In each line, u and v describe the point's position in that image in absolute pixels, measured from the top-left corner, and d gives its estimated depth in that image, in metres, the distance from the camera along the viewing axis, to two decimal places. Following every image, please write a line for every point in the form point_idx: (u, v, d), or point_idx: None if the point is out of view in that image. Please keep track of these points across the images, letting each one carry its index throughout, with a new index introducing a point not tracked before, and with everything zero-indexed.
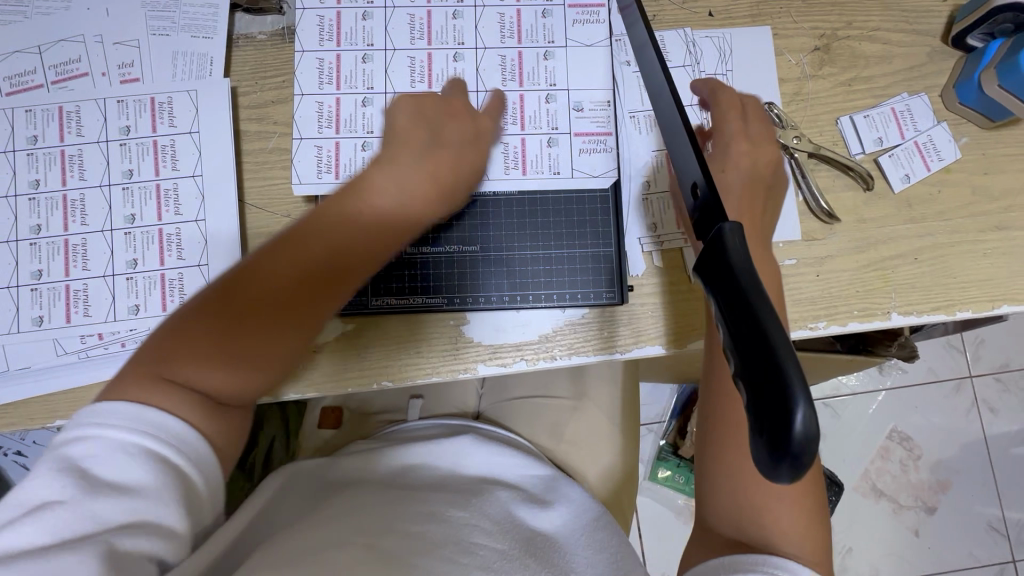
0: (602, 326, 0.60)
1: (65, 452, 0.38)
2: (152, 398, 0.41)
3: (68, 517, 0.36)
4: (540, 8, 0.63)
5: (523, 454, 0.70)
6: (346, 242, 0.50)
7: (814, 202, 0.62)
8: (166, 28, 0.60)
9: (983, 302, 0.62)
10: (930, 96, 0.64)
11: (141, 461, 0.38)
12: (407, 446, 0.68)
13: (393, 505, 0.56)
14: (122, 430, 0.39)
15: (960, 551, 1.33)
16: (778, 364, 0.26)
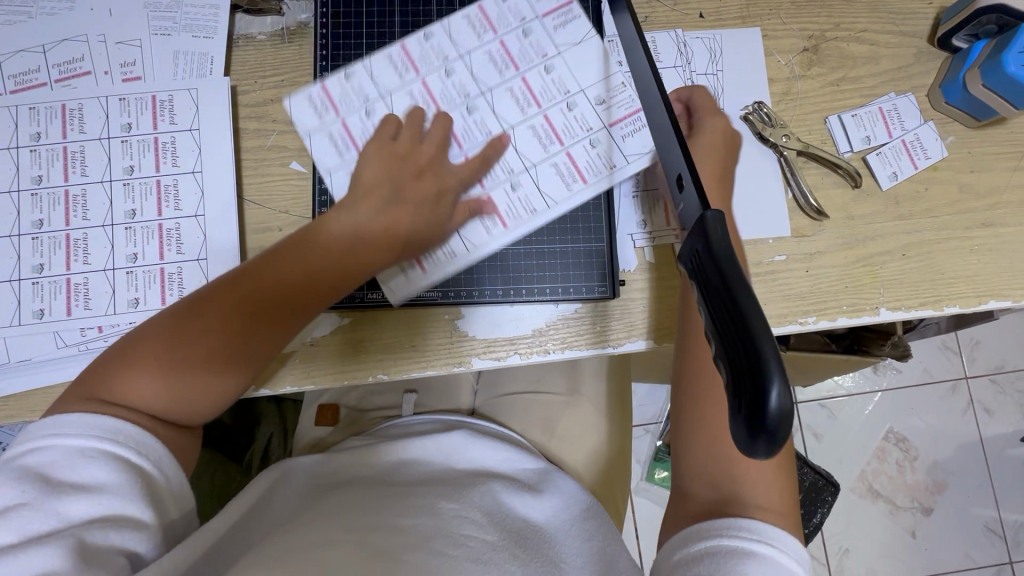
0: (593, 320, 0.61)
1: (23, 460, 0.42)
2: (104, 409, 0.46)
3: (34, 516, 0.40)
4: (519, 31, 0.63)
5: (516, 448, 0.70)
6: (301, 283, 0.52)
7: (803, 199, 0.63)
8: (168, 28, 0.61)
9: (970, 298, 0.63)
10: (917, 96, 0.66)
11: (98, 464, 0.43)
12: (400, 440, 0.68)
13: (384, 499, 0.56)
14: (77, 438, 0.44)
15: (957, 552, 1.33)
16: (755, 351, 0.27)
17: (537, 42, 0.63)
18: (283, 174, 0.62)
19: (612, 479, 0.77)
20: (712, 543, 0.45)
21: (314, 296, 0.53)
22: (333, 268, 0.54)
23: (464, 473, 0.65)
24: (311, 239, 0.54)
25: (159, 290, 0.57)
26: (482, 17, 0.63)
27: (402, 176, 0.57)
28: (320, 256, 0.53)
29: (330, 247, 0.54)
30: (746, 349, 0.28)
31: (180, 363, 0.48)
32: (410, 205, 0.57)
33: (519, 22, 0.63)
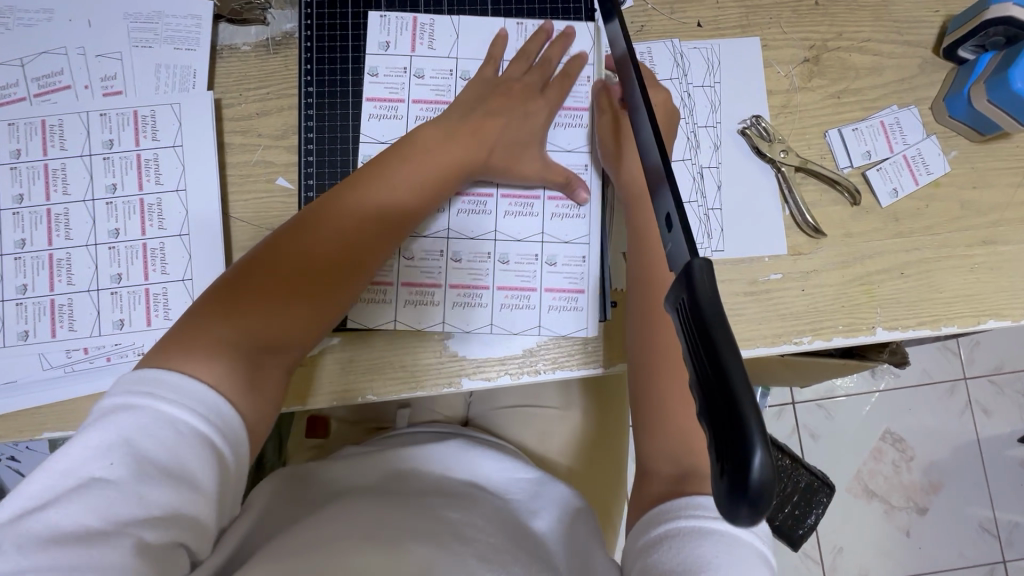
0: (585, 341, 0.60)
1: (115, 421, 0.41)
2: (208, 369, 0.45)
3: (119, 497, 0.39)
4: (412, 71, 0.63)
5: (512, 458, 0.70)
6: (386, 211, 0.54)
7: (800, 216, 0.61)
8: (150, 40, 0.60)
9: (969, 317, 0.61)
10: (920, 108, 0.64)
11: (187, 443, 0.41)
12: (397, 452, 0.69)
13: (381, 505, 0.57)
14: (170, 407, 0.42)
15: (951, 550, 1.34)
16: (736, 406, 0.27)
17: (439, 67, 0.63)
18: (269, 191, 0.60)
19: (606, 488, 0.78)
20: (670, 529, 0.45)
21: (398, 222, 0.55)
22: (415, 200, 0.56)
23: (461, 481, 0.65)
24: (392, 171, 0.55)
25: (145, 311, 0.57)
26: (382, 102, 0.62)
27: (477, 118, 0.59)
28: (403, 188, 0.55)
29: (410, 178, 0.55)
30: (728, 410, 0.27)
31: (274, 298, 0.50)
32: (497, 148, 0.59)
33: (406, 75, 0.63)
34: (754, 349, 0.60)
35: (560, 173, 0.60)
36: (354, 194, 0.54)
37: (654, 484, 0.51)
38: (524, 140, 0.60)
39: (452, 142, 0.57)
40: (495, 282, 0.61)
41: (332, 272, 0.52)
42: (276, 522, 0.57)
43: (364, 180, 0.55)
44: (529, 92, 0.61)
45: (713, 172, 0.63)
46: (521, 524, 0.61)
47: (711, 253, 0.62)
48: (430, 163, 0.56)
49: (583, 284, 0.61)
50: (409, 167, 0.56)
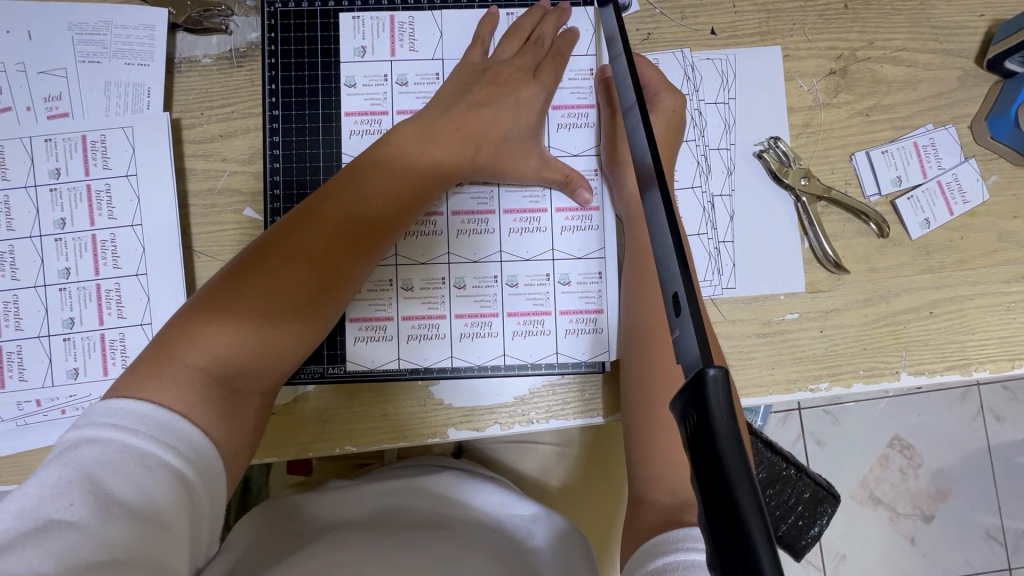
0: (585, 387, 0.53)
1: (76, 457, 0.36)
2: (177, 397, 0.40)
3: (79, 539, 0.33)
4: (394, 78, 0.55)
5: (507, 490, 0.64)
6: (377, 206, 0.48)
7: (820, 249, 0.55)
8: (97, 54, 0.54)
9: (1001, 361, 0.56)
10: (959, 127, 0.57)
11: (157, 479, 0.36)
12: (384, 488, 0.64)
13: (368, 543, 0.53)
14: (139, 439, 0.37)
15: (955, 557, 1.14)
16: (752, 558, 0.23)
17: (423, 70, 0.56)
18: (236, 223, 0.54)
19: (608, 533, 0.70)
20: (667, 562, 0.36)
21: (381, 228, 0.48)
22: (404, 198, 0.49)
23: (456, 514, 0.61)
24: (370, 172, 0.49)
25: (101, 359, 0.52)
26: (364, 116, 0.55)
27: (471, 103, 0.52)
28: (385, 192, 0.48)
29: (392, 180, 0.49)
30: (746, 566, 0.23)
31: (244, 319, 0.44)
32: (496, 133, 0.51)
33: (388, 83, 0.55)
34: (767, 396, 0.55)
35: (559, 171, 0.53)
36: (341, 187, 0.48)
37: (650, 511, 0.42)
38: (520, 134, 0.52)
39: (446, 129, 0.51)
40: (505, 308, 0.54)
41: (318, 274, 0.46)
42: (254, 561, 0.51)
43: (354, 171, 0.49)
44: (522, 77, 0.53)
45: (725, 201, 0.57)
46: (521, 558, 0.56)
47: (721, 290, 0.56)
48: (423, 153, 0.50)
49: (597, 309, 0.54)
50: (402, 158, 0.49)
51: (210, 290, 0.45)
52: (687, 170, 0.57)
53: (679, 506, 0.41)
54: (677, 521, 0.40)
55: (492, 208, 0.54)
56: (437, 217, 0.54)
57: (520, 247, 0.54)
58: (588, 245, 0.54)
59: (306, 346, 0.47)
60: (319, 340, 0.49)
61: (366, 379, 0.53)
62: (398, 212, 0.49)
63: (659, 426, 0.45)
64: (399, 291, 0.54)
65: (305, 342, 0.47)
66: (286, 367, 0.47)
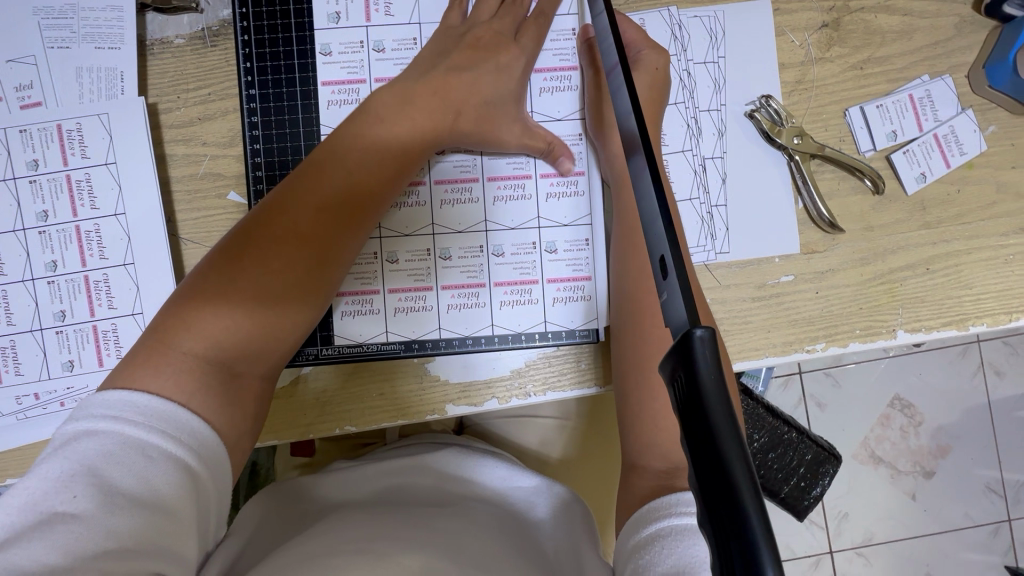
0: (578, 358, 0.53)
1: (76, 448, 0.36)
2: (172, 385, 0.40)
3: (83, 531, 0.34)
4: (370, 44, 0.54)
5: (508, 463, 0.65)
6: (359, 181, 0.47)
7: (814, 209, 0.55)
8: (66, 38, 0.52)
9: (999, 314, 0.56)
10: (956, 77, 0.56)
11: (159, 468, 0.36)
12: (387, 466, 0.65)
13: (373, 520, 0.54)
14: (139, 429, 0.37)
15: (955, 511, 1.16)
16: (744, 524, 0.22)
17: (400, 35, 0.54)
18: (221, 208, 0.54)
19: (610, 500, 0.72)
20: (661, 527, 0.37)
21: (365, 203, 0.47)
22: (384, 171, 0.48)
23: (459, 490, 0.62)
24: (348, 145, 0.47)
25: (95, 351, 0.52)
26: (342, 86, 0.54)
27: (448, 67, 0.50)
28: (367, 166, 0.47)
29: (372, 153, 0.47)
30: (738, 533, 0.22)
31: (233, 303, 0.43)
32: (475, 95, 0.50)
33: (364, 50, 0.54)
34: (763, 360, 0.55)
35: (542, 138, 0.51)
36: (319, 163, 0.47)
37: (643, 476, 0.43)
38: (502, 100, 0.51)
39: (421, 94, 0.49)
40: (492, 278, 0.53)
41: (303, 253, 0.45)
42: (265, 542, 0.52)
43: (331, 145, 0.47)
44: (502, 41, 0.51)
45: (717, 164, 0.56)
46: (524, 529, 0.58)
47: (714, 255, 0.55)
48: (400, 121, 0.48)
49: (588, 276, 0.54)
50: (377, 128, 0.48)
51: (200, 276, 0.44)
52: (676, 133, 0.55)
53: (670, 471, 0.42)
54: (671, 484, 0.40)
55: (475, 176, 0.53)
56: (420, 186, 0.53)
57: (507, 216, 0.53)
58: (575, 212, 0.53)
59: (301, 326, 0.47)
60: (315, 322, 0.48)
61: (357, 357, 0.53)
62: (382, 187, 0.48)
63: (648, 391, 0.45)
64: (384, 265, 0.53)
65: (301, 324, 0.47)
66: (283, 350, 0.46)
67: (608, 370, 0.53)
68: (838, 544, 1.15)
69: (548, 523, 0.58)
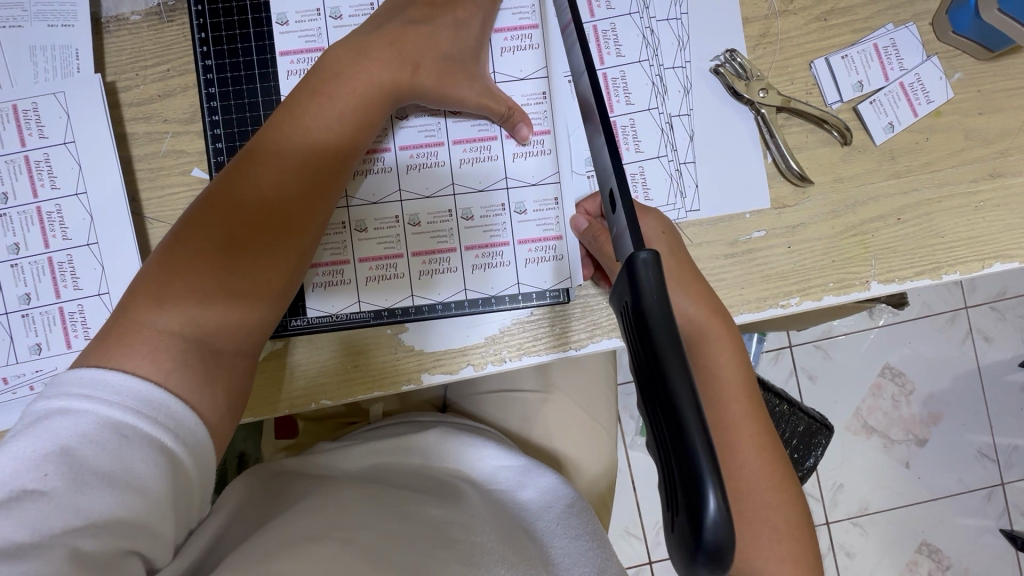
0: (552, 322, 0.53)
1: (49, 427, 0.35)
2: (145, 359, 0.39)
3: (55, 509, 0.34)
4: (325, 10, 0.53)
5: (495, 443, 0.63)
6: (322, 142, 0.46)
7: (783, 163, 0.54)
8: (18, 17, 0.51)
9: (973, 262, 0.56)
10: (920, 25, 0.56)
11: (134, 449, 0.36)
12: (371, 443, 0.62)
13: (359, 500, 0.52)
14: (114, 409, 0.36)
15: (949, 477, 1.16)
16: (686, 446, 0.22)
17: (356, 1, 0.53)
18: (185, 184, 0.53)
19: (600, 470, 0.73)
20: None
21: (329, 165, 0.46)
22: (346, 130, 0.46)
23: (445, 474, 0.61)
24: (306, 105, 0.46)
25: (62, 333, 0.51)
26: (299, 54, 0.53)
27: (403, 23, 0.49)
28: (333, 125, 0.46)
29: (335, 112, 0.46)
30: (682, 457, 0.22)
31: (199, 273, 0.42)
32: (433, 49, 0.48)
33: (321, 18, 0.53)
34: (739, 317, 0.55)
35: (502, 102, 0.51)
36: (279, 127, 0.45)
37: None
38: (462, 55, 0.50)
39: (377, 47, 0.47)
40: (462, 242, 0.53)
41: (269, 218, 0.44)
42: (250, 515, 0.51)
43: (290, 107, 0.46)
44: None
45: (684, 121, 0.55)
46: (513, 513, 0.58)
47: (685, 213, 0.55)
48: (358, 76, 0.46)
49: (559, 235, 0.53)
50: (335, 85, 0.46)
51: (167, 252, 0.43)
52: (642, 92, 0.55)
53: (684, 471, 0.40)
54: None
55: (440, 139, 0.52)
56: (385, 153, 0.52)
57: (474, 178, 0.52)
58: (542, 171, 0.53)
59: (276, 295, 0.45)
60: (297, 289, 0.48)
61: (328, 327, 0.52)
62: (350, 145, 0.47)
63: None
64: (353, 234, 0.52)
65: (283, 290, 0.46)
66: (262, 322, 0.45)
67: (582, 333, 0.53)
68: (833, 514, 1.15)
69: (536, 506, 0.59)
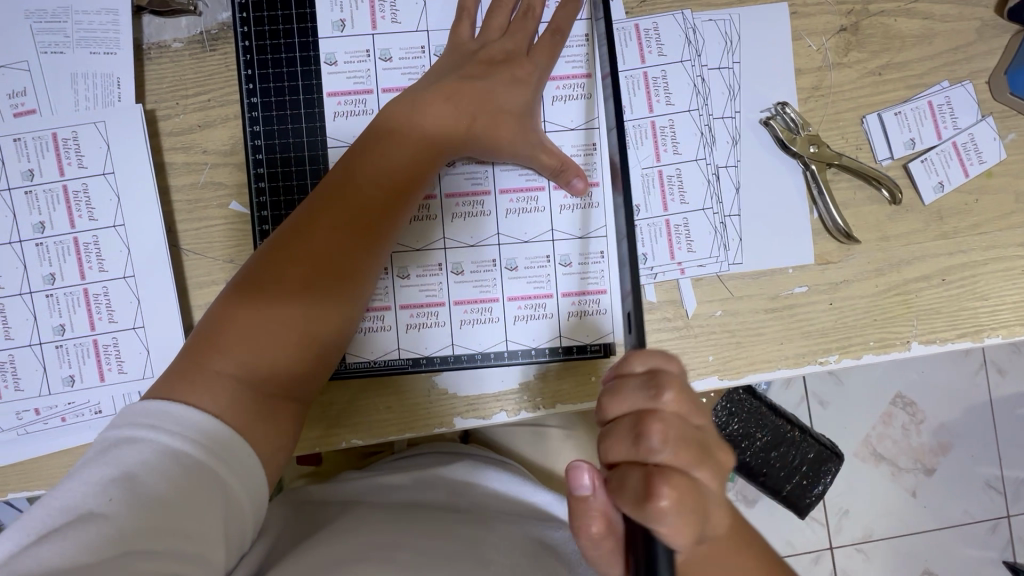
0: (589, 372, 0.52)
1: (116, 455, 0.36)
2: (206, 397, 0.39)
3: (116, 533, 0.33)
4: (375, 52, 0.52)
5: (523, 479, 0.63)
6: (377, 185, 0.45)
7: (830, 220, 0.53)
8: (60, 43, 0.50)
9: (1015, 325, 0.55)
10: (977, 83, 0.54)
11: (194, 478, 0.36)
12: (398, 476, 0.62)
13: (391, 524, 0.52)
14: (176, 440, 0.37)
15: (955, 507, 1.15)
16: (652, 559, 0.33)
17: (407, 43, 0.52)
18: (223, 217, 0.52)
19: None
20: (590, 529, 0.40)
21: (382, 210, 0.45)
22: (403, 174, 0.46)
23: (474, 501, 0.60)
24: (367, 150, 0.46)
25: (96, 365, 0.51)
26: (347, 97, 0.52)
27: (465, 75, 0.48)
28: (387, 174, 0.46)
29: (388, 161, 0.46)
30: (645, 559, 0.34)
31: (258, 314, 0.42)
32: (490, 100, 0.48)
33: (370, 59, 0.52)
34: (776, 372, 0.54)
35: (555, 158, 0.49)
36: (339, 171, 0.46)
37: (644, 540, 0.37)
38: (516, 109, 0.49)
39: (437, 96, 0.47)
40: (505, 292, 0.52)
41: (325, 260, 0.44)
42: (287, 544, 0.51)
43: (352, 152, 0.46)
44: (514, 56, 0.50)
45: (730, 172, 0.54)
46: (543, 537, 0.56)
47: (728, 266, 0.54)
48: (417, 122, 0.47)
49: (603, 286, 0.52)
50: (395, 131, 0.46)
51: (230, 294, 0.43)
52: (690, 142, 0.54)
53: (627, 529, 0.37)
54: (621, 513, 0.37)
55: (487, 188, 0.51)
56: (431, 200, 0.51)
57: (518, 228, 0.52)
58: (588, 224, 0.52)
59: (327, 342, 0.44)
60: (349, 335, 0.47)
61: (366, 373, 0.51)
62: (405, 187, 0.46)
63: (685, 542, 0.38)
64: (395, 280, 0.51)
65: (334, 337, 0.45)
66: (312, 368, 0.44)
67: None
68: (837, 539, 1.13)
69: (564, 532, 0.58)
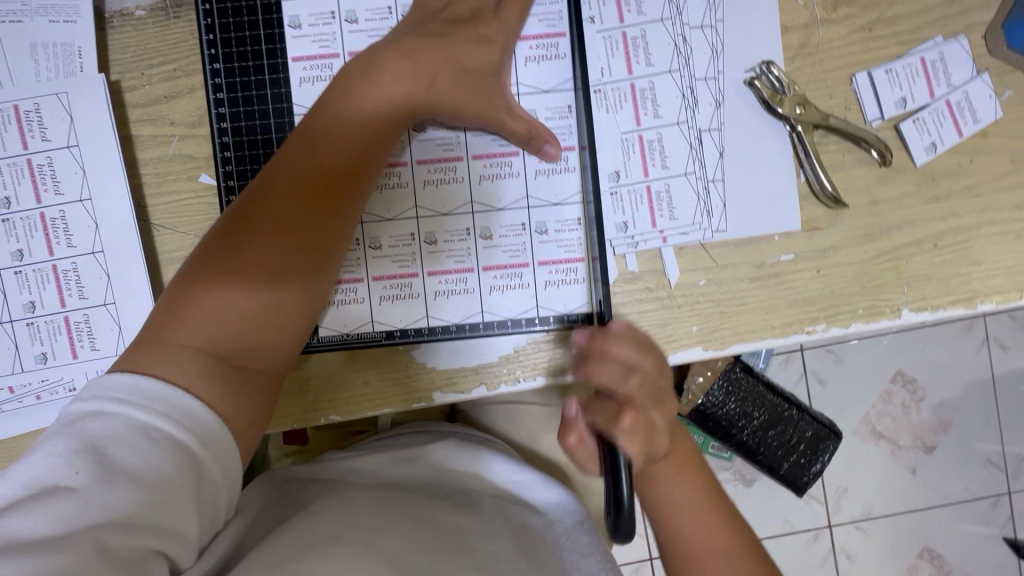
0: (568, 342, 0.51)
1: (82, 428, 0.35)
2: (171, 370, 0.38)
3: (82, 507, 0.33)
4: (340, 14, 0.50)
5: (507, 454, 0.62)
6: (343, 149, 0.44)
7: (817, 183, 0.52)
8: (19, 12, 0.49)
9: (1009, 291, 0.53)
10: (972, 38, 0.52)
11: (161, 451, 0.35)
12: (382, 451, 0.62)
13: (374, 504, 0.51)
14: (144, 412, 0.36)
15: (955, 484, 1.14)
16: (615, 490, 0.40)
17: (373, 4, 0.50)
18: (192, 190, 0.51)
19: None
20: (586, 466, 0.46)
21: (350, 175, 0.44)
22: (369, 138, 0.44)
23: (458, 481, 0.59)
24: (329, 113, 0.44)
25: (68, 342, 0.50)
26: (312, 62, 0.51)
27: (426, 32, 0.46)
28: (353, 137, 0.44)
29: (351, 123, 0.44)
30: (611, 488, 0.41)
31: (222, 284, 0.41)
32: (454, 57, 0.46)
33: (336, 21, 0.50)
34: (762, 342, 0.53)
35: (524, 122, 0.48)
36: (301, 136, 0.44)
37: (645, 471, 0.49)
38: (481, 69, 0.47)
39: (397, 54, 0.45)
40: (480, 262, 0.51)
41: (292, 228, 0.42)
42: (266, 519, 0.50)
43: (313, 116, 0.45)
44: (480, 13, 0.48)
45: (714, 136, 0.52)
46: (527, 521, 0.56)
47: (711, 234, 0.52)
48: (378, 82, 0.45)
49: (581, 253, 0.51)
50: (356, 92, 0.44)
51: (193, 266, 0.42)
52: (671, 104, 0.52)
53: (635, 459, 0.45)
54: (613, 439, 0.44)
55: (458, 154, 0.50)
56: (400, 167, 0.50)
57: (492, 194, 0.50)
58: (565, 190, 0.51)
59: (299, 310, 0.44)
60: (323, 303, 0.46)
61: (338, 346, 0.50)
62: (372, 151, 0.45)
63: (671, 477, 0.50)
64: (366, 252, 0.50)
65: (307, 305, 0.44)
66: (283, 337, 0.43)
67: None
68: (837, 517, 1.12)
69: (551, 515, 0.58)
